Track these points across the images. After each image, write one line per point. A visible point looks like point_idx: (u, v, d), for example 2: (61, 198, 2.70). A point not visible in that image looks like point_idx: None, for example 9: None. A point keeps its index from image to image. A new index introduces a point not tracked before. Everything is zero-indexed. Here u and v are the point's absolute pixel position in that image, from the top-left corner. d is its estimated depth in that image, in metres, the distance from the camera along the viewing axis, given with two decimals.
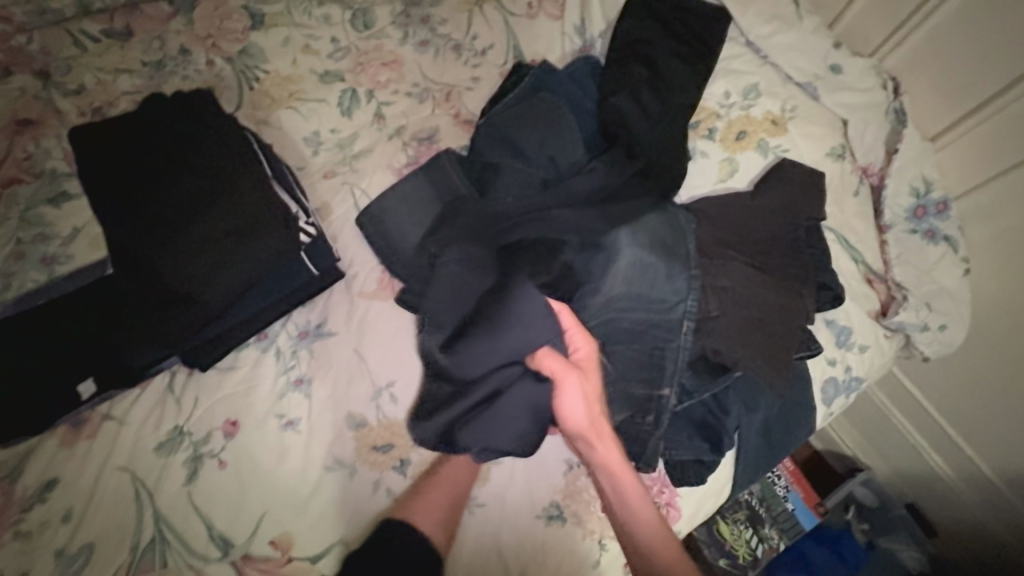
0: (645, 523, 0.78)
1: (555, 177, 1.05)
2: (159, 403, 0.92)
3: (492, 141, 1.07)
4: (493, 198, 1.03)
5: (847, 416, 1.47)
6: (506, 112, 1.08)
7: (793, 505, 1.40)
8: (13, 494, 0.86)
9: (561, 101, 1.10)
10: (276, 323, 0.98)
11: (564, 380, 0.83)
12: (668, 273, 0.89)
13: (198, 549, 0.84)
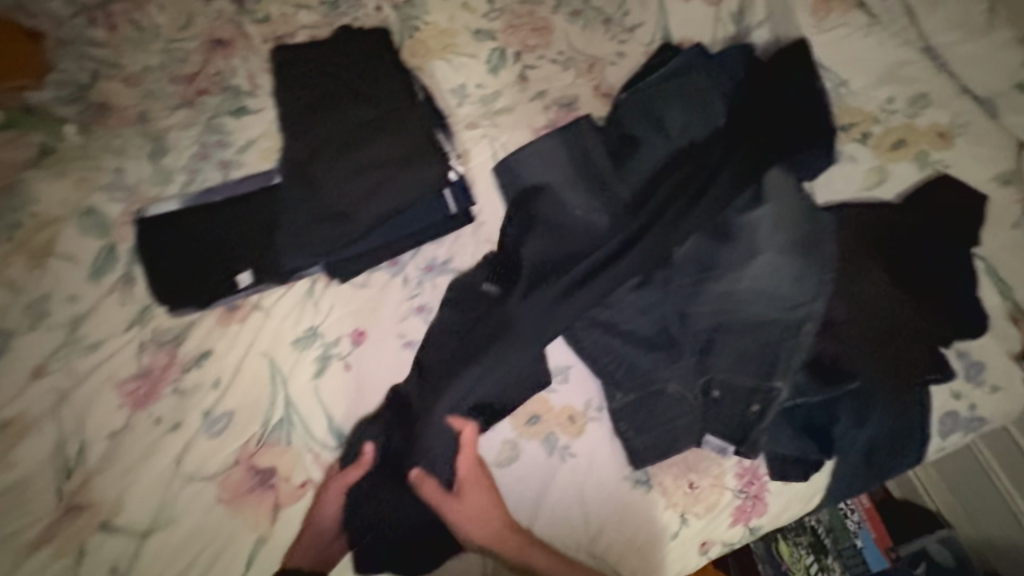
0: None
1: (696, 153, 1.03)
2: (299, 304, 1.02)
3: (635, 116, 1.09)
4: (628, 170, 1.05)
5: (938, 468, 1.37)
6: (654, 91, 1.10)
7: (863, 542, 1.33)
8: (176, 356, 0.99)
9: (712, 85, 1.10)
10: (407, 253, 1.05)
11: (466, 479, 0.90)
12: (801, 275, 0.91)
13: (319, 436, 0.95)
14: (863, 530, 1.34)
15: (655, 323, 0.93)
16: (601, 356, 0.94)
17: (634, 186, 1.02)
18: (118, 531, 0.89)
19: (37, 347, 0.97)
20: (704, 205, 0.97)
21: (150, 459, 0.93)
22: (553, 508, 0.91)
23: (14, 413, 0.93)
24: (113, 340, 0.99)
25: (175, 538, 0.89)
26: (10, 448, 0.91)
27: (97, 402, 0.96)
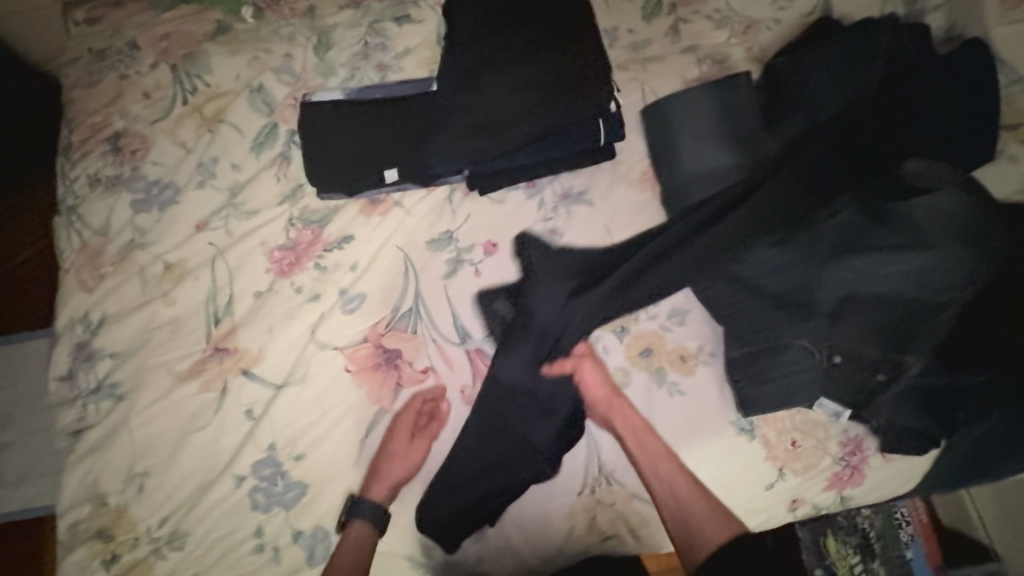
0: (675, 484, 0.87)
1: (861, 124, 0.99)
2: (437, 208, 1.07)
3: (797, 77, 1.06)
4: (782, 131, 1.03)
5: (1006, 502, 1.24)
6: (825, 52, 1.05)
7: (912, 555, 1.25)
8: (321, 236, 1.06)
9: (895, 49, 1.03)
10: (546, 177, 1.08)
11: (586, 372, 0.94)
12: (953, 263, 0.85)
13: (443, 331, 1.00)
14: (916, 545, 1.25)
15: (787, 283, 0.94)
16: (728, 308, 0.96)
17: (785, 149, 1.00)
18: (256, 380, 0.96)
19: (201, 204, 1.05)
20: (863, 184, 0.94)
21: (289, 322, 1.00)
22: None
23: (176, 259, 1.01)
24: (267, 211, 1.06)
25: (303, 396, 0.96)
26: (171, 288, 1.00)
27: (247, 263, 1.03)
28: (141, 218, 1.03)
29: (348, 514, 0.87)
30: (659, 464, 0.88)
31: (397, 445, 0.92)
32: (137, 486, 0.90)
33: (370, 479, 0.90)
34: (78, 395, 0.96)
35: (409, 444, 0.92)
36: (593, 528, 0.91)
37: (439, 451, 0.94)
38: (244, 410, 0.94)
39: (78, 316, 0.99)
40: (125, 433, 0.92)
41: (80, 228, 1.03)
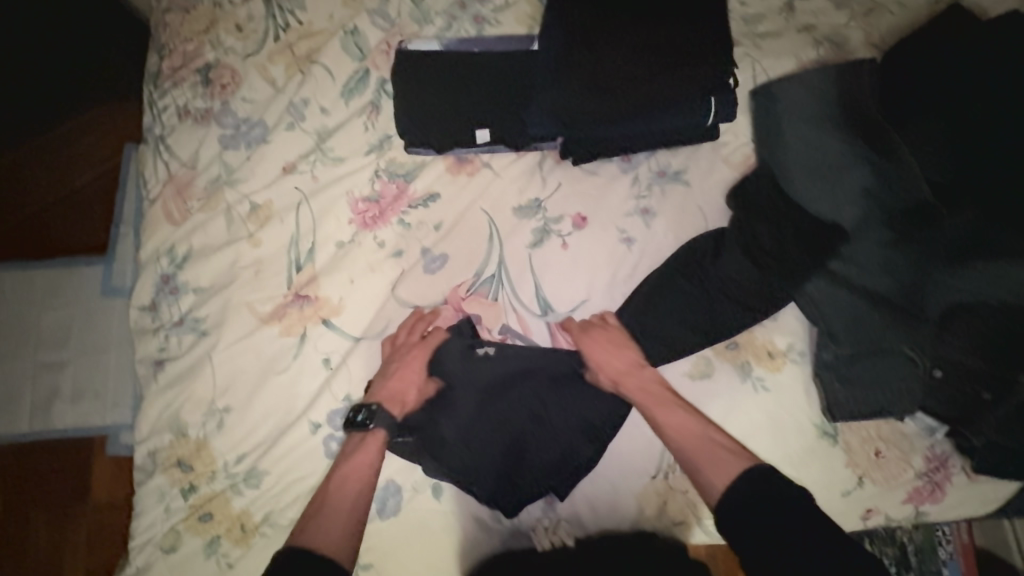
0: (693, 442, 0.79)
1: (1002, 123, 0.91)
2: (527, 173, 1.04)
3: (936, 62, 0.96)
4: (907, 127, 0.97)
5: None
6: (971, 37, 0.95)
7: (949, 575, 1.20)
8: (406, 191, 1.03)
9: None
10: (643, 153, 1.04)
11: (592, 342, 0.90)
12: None
13: (525, 301, 0.97)
14: (953, 564, 1.21)
15: (897, 289, 0.90)
16: (830, 305, 0.91)
17: (916, 146, 0.96)
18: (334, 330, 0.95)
19: (289, 146, 1.03)
20: (991, 190, 0.90)
21: (370, 275, 0.98)
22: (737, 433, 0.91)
23: (263, 200, 1.00)
24: (354, 160, 1.04)
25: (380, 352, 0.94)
26: (257, 229, 0.99)
27: (331, 211, 1.01)
28: (229, 154, 1.02)
29: (371, 419, 0.84)
30: (672, 420, 0.82)
31: (417, 370, 0.90)
32: (217, 422, 0.91)
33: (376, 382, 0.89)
34: (160, 326, 0.97)
35: (426, 379, 0.90)
36: (663, 512, 0.91)
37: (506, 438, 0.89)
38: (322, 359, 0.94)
39: (163, 248, 0.99)
40: (207, 368, 0.93)
41: (169, 158, 1.03)
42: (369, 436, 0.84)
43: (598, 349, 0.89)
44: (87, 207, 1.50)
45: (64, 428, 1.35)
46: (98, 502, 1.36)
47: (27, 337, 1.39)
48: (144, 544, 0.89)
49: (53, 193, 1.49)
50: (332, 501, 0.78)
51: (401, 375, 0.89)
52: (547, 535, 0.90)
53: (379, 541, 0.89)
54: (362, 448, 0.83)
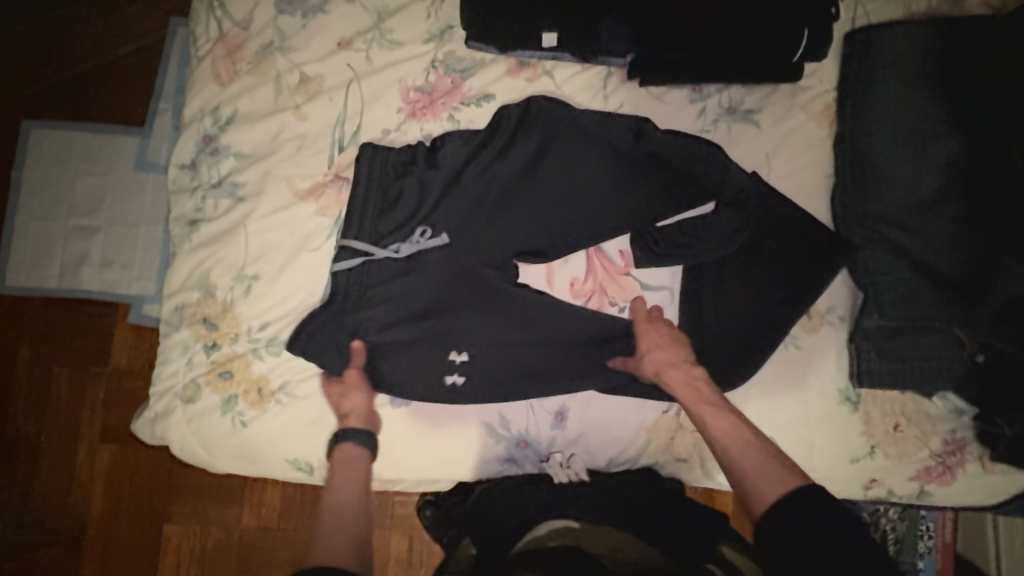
0: (738, 456, 0.74)
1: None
2: (590, 88, 0.99)
3: None
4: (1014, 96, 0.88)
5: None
6: None
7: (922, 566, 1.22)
8: (461, 88, 0.99)
9: None
10: (715, 86, 0.98)
11: (643, 330, 0.87)
12: None
13: (568, 221, 0.92)
14: (929, 558, 1.22)
15: (957, 268, 0.86)
16: (881, 271, 0.88)
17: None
18: (359, 214, 0.91)
19: (347, 21, 0.98)
20: None
21: (400, 166, 0.93)
22: (755, 383, 0.90)
23: (314, 73, 0.96)
24: (413, 47, 0.99)
25: (409, 251, 0.90)
26: (304, 102, 0.96)
27: (381, 96, 0.97)
28: (283, 20, 0.97)
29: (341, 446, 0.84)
30: (721, 426, 0.78)
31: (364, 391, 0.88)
32: (245, 288, 0.92)
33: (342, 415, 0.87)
34: (198, 187, 0.96)
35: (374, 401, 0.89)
36: (668, 450, 0.92)
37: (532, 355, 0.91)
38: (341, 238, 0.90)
39: (208, 107, 0.96)
40: (240, 235, 0.93)
41: (222, 16, 0.98)
42: (354, 471, 0.82)
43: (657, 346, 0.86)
44: (130, 73, 1.47)
45: (89, 290, 1.38)
46: (116, 365, 1.40)
47: (64, 194, 1.40)
48: (165, 391, 0.92)
49: (97, 52, 1.46)
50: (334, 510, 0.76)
51: (353, 399, 0.87)
52: (562, 470, 0.89)
53: (386, 427, 0.91)
54: (350, 479, 0.81)
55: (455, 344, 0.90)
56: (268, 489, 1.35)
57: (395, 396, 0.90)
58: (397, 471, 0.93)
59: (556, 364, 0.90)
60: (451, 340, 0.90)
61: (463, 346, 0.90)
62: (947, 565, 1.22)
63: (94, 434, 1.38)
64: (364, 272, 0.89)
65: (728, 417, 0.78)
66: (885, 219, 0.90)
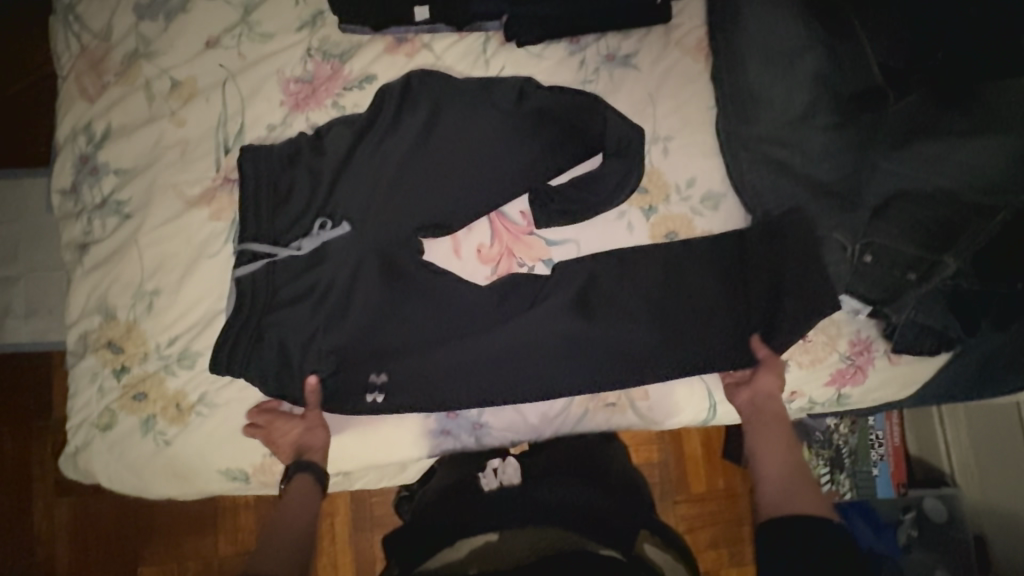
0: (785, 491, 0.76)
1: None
2: (471, 54, 0.99)
3: None
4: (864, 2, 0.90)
5: (976, 435, 1.21)
6: None
7: (878, 472, 1.28)
8: (341, 72, 0.98)
9: None
10: (591, 35, 0.99)
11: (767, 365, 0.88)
12: (1006, 153, 0.85)
13: (467, 187, 0.93)
14: (883, 465, 1.28)
15: (836, 176, 0.90)
16: (766, 191, 0.92)
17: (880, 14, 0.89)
18: (254, 213, 0.89)
19: (211, 18, 0.95)
20: (934, 73, 0.87)
21: (288, 156, 0.91)
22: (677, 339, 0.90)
23: (185, 76, 0.93)
24: (285, 37, 0.97)
25: (311, 246, 0.89)
26: (179, 107, 0.93)
27: (260, 91, 0.96)
28: (144, 26, 0.94)
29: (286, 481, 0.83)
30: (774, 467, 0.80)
31: (296, 423, 0.87)
32: (146, 304, 0.89)
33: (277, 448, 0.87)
34: (83, 209, 0.92)
35: (308, 425, 0.87)
36: (595, 396, 0.94)
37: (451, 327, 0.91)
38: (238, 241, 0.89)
39: (80, 125, 0.93)
40: (133, 251, 0.90)
41: (80, 30, 0.94)
42: (298, 489, 0.82)
43: (764, 376, 0.88)
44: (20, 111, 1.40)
45: (15, 344, 1.33)
46: (61, 414, 1.36)
47: None
48: (80, 424, 0.89)
49: None
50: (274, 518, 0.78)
51: (284, 438, 0.87)
52: (492, 479, 0.87)
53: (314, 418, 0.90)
54: (299, 496, 0.81)
55: (367, 326, 0.89)
56: (240, 514, 1.31)
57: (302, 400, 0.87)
58: (334, 462, 0.93)
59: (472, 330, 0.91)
60: (364, 322, 0.89)
61: (379, 328, 0.89)
62: (900, 468, 1.29)
63: (47, 488, 1.33)
64: (263, 270, 0.87)
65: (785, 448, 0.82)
66: (765, 141, 0.94)
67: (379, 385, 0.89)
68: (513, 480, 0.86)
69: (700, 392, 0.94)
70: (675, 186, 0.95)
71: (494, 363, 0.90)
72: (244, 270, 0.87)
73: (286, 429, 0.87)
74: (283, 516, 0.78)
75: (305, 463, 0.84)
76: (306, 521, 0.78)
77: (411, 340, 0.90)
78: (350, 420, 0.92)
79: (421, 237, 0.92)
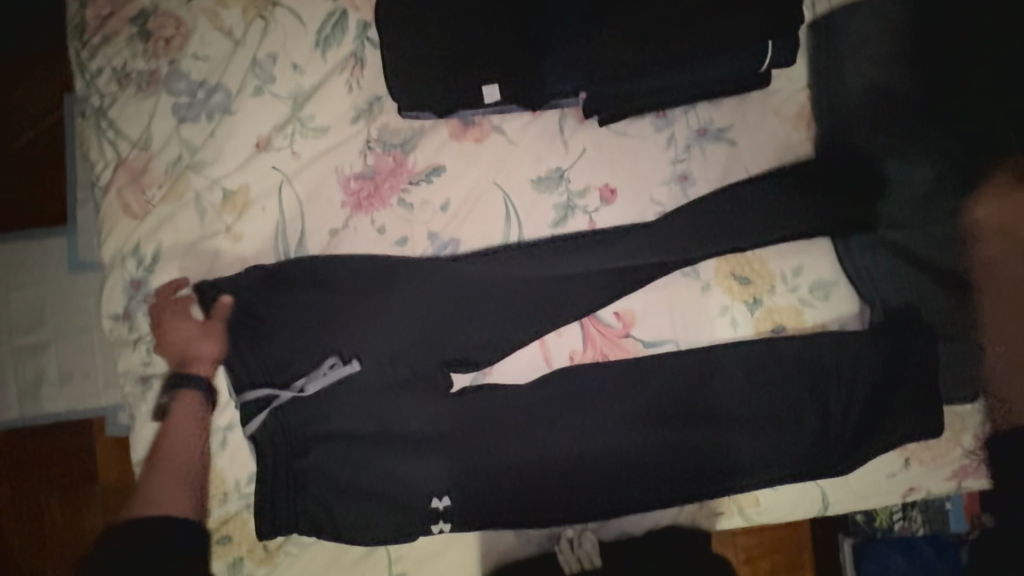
0: None
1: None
2: (547, 136, 0.90)
3: None
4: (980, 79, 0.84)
5: None
6: None
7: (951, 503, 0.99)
8: (406, 165, 0.88)
9: None
10: (679, 108, 0.89)
11: (844, 250, 0.85)
12: None
13: (559, 291, 0.85)
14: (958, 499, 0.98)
15: (965, 267, 0.83)
16: (892, 271, 0.85)
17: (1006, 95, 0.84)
18: (332, 337, 0.82)
19: (259, 115, 0.86)
20: None
21: (359, 268, 0.84)
22: (794, 447, 0.83)
23: (237, 184, 0.85)
24: (341, 129, 0.87)
25: (316, 387, 0.81)
26: (235, 221, 0.85)
27: (319, 192, 0.87)
28: (188, 129, 0.85)
29: (173, 388, 0.81)
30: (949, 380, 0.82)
31: (187, 315, 0.83)
32: (221, 440, 0.84)
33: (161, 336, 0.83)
34: (140, 338, 0.85)
35: (200, 327, 0.82)
36: (703, 504, 0.89)
37: (547, 444, 0.84)
38: (235, 394, 0.82)
39: (127, 248, 0.84)
40: (202, 386, 0.84)
41: (115, 138, 0.85)
42: (178, 399, 0.81)
43: (843, 263, 0.85)
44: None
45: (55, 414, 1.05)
46: (107, 482, 1.07)
47: None
48: None
49: None
50: (164, 458, 0.79)
51: (176, 323, 0.83)
52: (572, 554, 0.83)
53: (411, 549, 0.86)
54: (183, 419, 0.81)
55: (455, 451, 0.83)
56: None
57: (399, 535, 0.82)
58: None
59: (572, 445, 0.84)
60: (453, 446, 0.83)
61: (469, 452, 0.83)
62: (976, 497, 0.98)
63: None
64: (349, 397, 0.82)
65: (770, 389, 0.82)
66: (886, 222, 0.85)
67: (442, 509, 0.82)
68: (592, 558, 0.83)
69: (815, 496, 0.88)
70: (781, 275, 0.88)
71: (593, 481, 0.84)
72: (252, 428, 0.81)
73: (184, 328, 0.83)
74: (167, 459, 0.78)
75: (192, 379, 0.82)
76: (194, 452, 0.80)
77: (506, 463, 0.83)
78: (449, 542, 0.87)
79: (449, 371, 0.85)
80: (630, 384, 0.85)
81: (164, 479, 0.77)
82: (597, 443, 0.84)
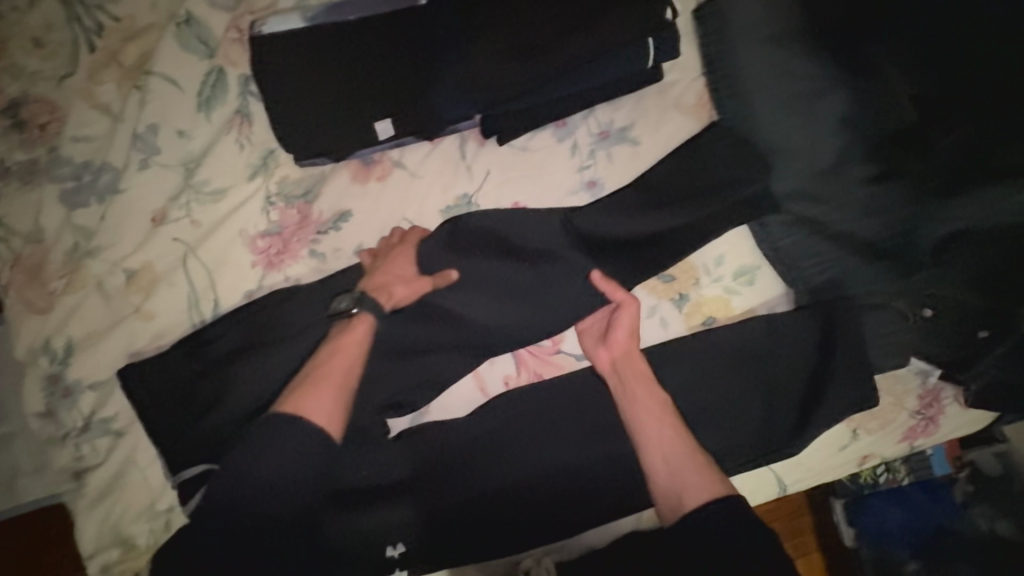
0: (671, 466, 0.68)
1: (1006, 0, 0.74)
2: (449, 164, 0.88)
3: None
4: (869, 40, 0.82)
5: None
6: None
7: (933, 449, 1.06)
8: (311, 216, 0.86)
9: None
10: (578, 114, 0.87)
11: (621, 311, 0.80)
12: None
13: (477, 322, 0.83)
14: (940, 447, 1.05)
15: (883, 233, 0.82)
16: (808, 249, 0.84)
17: None
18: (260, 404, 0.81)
19: (152, 189, 0.83)
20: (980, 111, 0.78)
21: (278, 329, 0.82)
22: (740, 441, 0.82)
23: (140, 264, 0.83)
24: (238, 189, 0.85)
25: None
26: (143, 300, 0.83)
27: (226, 258, 0.84)
28: (80, 215, 0.83)
29: (355, 304, 0.76)
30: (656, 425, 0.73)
31: (406, 266, 0.81)
32: (164, 524, 0.82)
33: (371, 271, 0.80)
34: (65, 436, 0.82)
35: (416, 276, 0.81)
36: None
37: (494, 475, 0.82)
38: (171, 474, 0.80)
39: (37, 345, 0.82)
40: (137, 473, 0.82)
41: (6, 235, 0.82)
42: (356, 320, 0.76)
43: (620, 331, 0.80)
44: None
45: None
46: None
47: None
48: None
49: None
50: (320, 368, 0.71)
51: (394, 266, 0.80)
52: None
53: None
54: (351, 333, 0.75)
55: None
56: None
57: None
58: None
59: (518, 472, 0.82)
60: None
61: (411, 497, 0.79)
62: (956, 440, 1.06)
63: None
64: None
65: (672, 419, 0.74)
66: (800, 199, 0.84)
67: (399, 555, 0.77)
68: None
69: (772, 482, 0.87)
70: (704, 267, 0.86)
71: (544, 504, 0.82)
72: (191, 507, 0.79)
73: (399, 266, 0.81)
74: (326, 371, 0.71)
75: (370, 300, 0.76)
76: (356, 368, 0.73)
77: (452, 498, 0.81)
78: None
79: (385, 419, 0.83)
80: (566, 402, 0.85)
81: (323, 382, 0.70)
82: (544, 466, 0.82)
